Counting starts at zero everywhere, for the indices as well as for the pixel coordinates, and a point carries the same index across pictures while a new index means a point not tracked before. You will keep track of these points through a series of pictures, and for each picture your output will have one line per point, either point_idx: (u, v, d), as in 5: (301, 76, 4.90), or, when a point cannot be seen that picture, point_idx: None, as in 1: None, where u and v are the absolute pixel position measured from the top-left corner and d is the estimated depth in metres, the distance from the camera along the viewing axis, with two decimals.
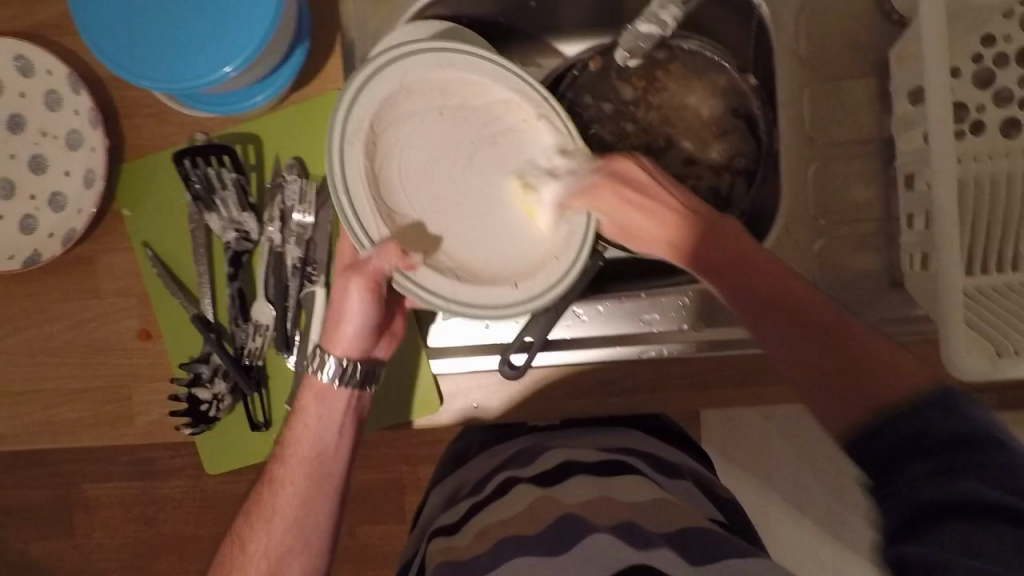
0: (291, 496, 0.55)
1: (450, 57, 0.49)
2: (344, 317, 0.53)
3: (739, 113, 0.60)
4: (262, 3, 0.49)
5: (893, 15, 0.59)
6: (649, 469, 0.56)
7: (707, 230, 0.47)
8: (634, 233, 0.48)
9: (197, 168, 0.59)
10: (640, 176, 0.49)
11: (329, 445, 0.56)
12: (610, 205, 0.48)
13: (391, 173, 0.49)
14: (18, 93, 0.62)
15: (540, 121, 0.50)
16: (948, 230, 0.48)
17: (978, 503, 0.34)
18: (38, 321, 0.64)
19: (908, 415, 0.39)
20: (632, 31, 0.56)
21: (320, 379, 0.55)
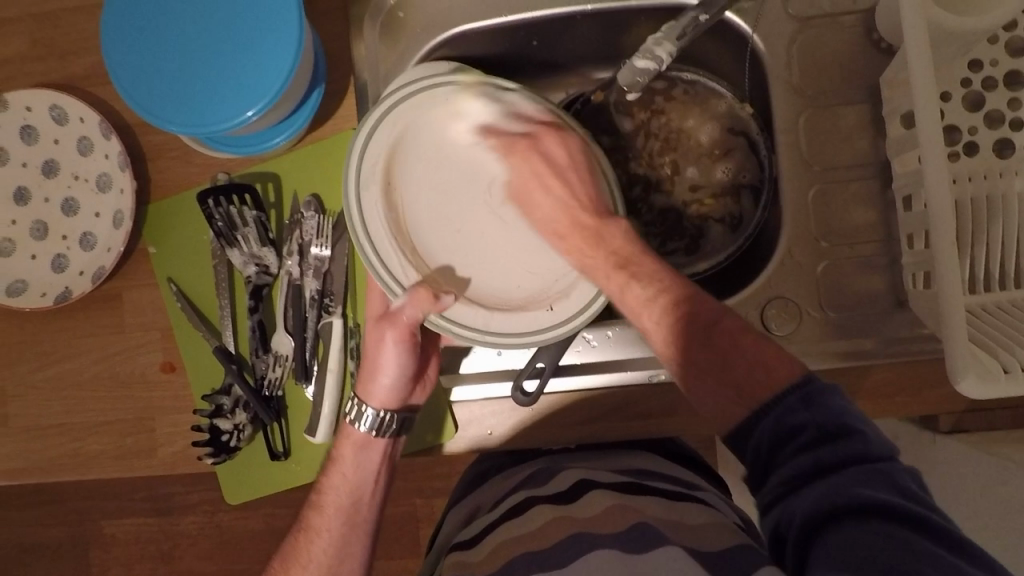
0: (326, 544, 0.56)
1: (463, 89, 0.55)
2: (379, 368, 0.57)
3: (736, 132, 0.67)
4: (281, 49, 0.52)
5: (882, 44, 0.61)
6: (666, 481, 0.57)
7: (593, 233, 0.54)
8: (529, 199, 0.58)
9: (220, 207, 0.62)
10: (550, 144, 0.56)
11: (365, 493, 0.58)
12: (518, 152, 0.57)
13: (410, 205, 0.56)
14: (53, 140, 0.66)
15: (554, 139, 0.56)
16: (946, 248, 0.49)
17: (857, 498, 0.38)
18: (66, 357, 0.67)
19: (778, 399, 0.44)
20: (629, 67, 0.61)
21: (359, 430, 0.57)
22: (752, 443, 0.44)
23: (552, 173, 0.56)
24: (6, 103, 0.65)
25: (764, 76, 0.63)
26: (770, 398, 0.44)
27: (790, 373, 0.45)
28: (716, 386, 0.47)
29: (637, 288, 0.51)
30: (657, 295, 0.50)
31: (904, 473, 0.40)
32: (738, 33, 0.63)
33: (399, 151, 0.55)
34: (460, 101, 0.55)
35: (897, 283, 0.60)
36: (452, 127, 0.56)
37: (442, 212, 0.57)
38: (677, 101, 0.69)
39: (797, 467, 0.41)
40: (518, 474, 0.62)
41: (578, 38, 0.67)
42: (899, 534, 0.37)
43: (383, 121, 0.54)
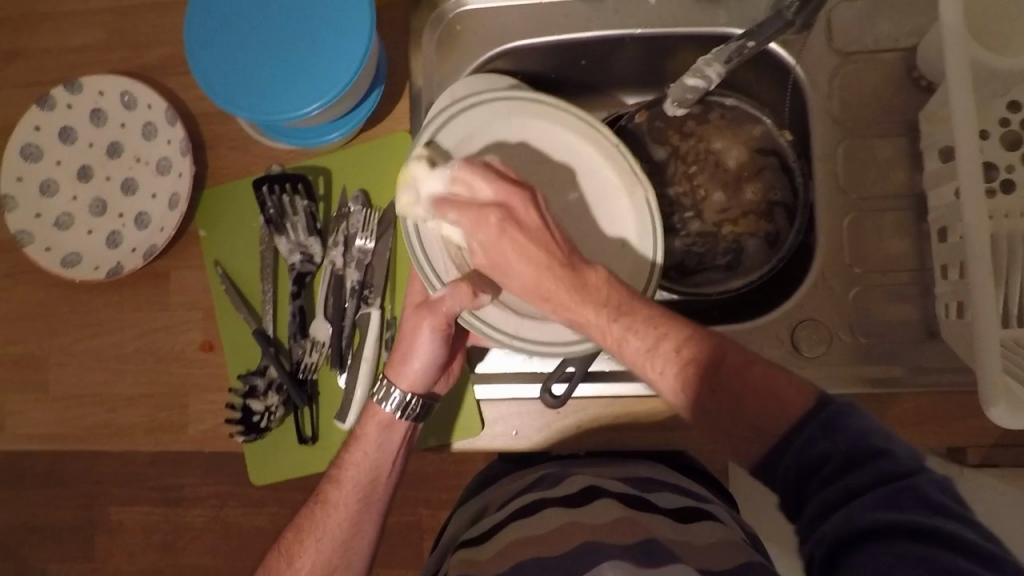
0: (342, 518, 0.58)
1: (536, 108, 0.58)
2: (410, 355, 0.57)
3: (766, 151, 0.69)
4: (351, 49, 0.55)
5: (922, 81, 0.63)
6: (672, 496, 0.57)
7: (577, 281, 0.47)
8: (503, 269, 0.48)
9: (273, 194, 0.65)
10: (529, 218, 0.47)
11: (385, 471, 0.59)
12: (482, 238, 0.48)
13: None
14: (120, 124, 0.70)
15: (608, 164, 0.58)
16: (983, 278, 0.50)
17: (890, 524, 0.36)
18: (110, 330, 0.69)
19: (793, 434, 0.42)
20: (679, 84, 0.63)
21: (382, 409, 0.58)
22: (778, 474, 0.43)
23: (531, 243, 0.47)
24: (81, 86, 0.70)
25: (805, 105, 0.65)
26: (787, 429, 0.43)
27: (805, 401, 0.43)
28: (732, 430, 0.45)
29: (619, 331, 0.47)
30: (660, 343, 0.46)
31: (937, 490, 0.37)
32: (782, 62, 0.65)
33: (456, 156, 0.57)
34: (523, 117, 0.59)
35: (928, 314, 0.61)
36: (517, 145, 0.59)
37: None
38: (711, 126, 0.70)
39: (823, 499, 0.39)
40: (527, 478, 0.64)
41: (625, 61, 0.70)
42: (933, 557, 0.35)
43: (447, 127, 0.57)
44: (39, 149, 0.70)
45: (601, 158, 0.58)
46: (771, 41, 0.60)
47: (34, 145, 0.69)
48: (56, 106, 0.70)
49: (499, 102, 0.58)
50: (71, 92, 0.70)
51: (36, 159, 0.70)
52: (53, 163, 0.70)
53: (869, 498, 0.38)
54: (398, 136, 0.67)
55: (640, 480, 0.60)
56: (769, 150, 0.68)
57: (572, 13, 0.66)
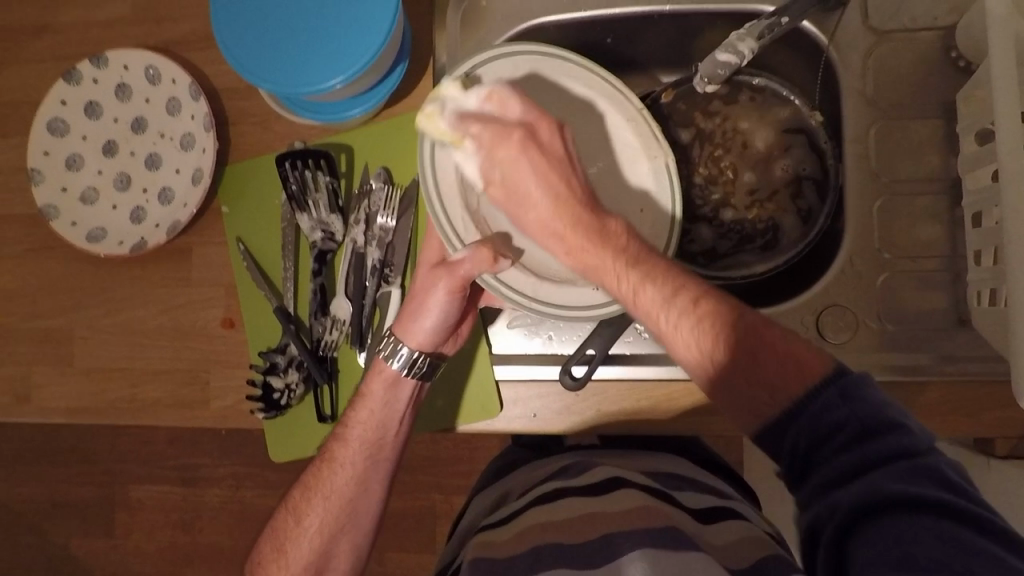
0: (348, 475, 0.58)
1: (563, 64, 0.55)
2: (423, 312, 0.57)
3: (794, 130, 0.68)
4: (376, 24, 0.55)
5: (960, 61, 0.60)
6: (697, 495, 0.57)
7: (598, 228, 0.47)
8: (522, 201, 0.49)
9: (296, 170, 0.65)
10: (552, 141, 0.49)
11: (389, 430, 0.59)
12: (505, 157, 0.49)
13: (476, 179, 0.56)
14: (145, 100, 0.70)
15: (627, 123, 0.56)
16: (1021, 262, 0.48)
17: (908, 497, 0.37)
18: (133, 305, 0.70)
19: (812, 397, 0.42)
20: (712, 59, 0.61)
21: (389, 366, 0.58)
22: (788, 440, 0.43)
23: (543, 164, 0.48)
24: (107, 61, 0.70)
25: (837, 85, 0.64)
26: (802, 393, 0.43)
27: (825, 366, 0.43)
28: (747, 392, 0.45)
29: (621, 271, 0.47)
30: (680, 295, 0.46)
31: (947, 466, 0.38)
32: (814, 42, 0.64)
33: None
34: (542, 73, 0.56)
35: (959, 302, 0.59)
36: (539, 101, 0.56)
37: None
38: (742, 107, 0.70)
39: (839, 467, 0.39)
40: (549, 468, 0.63)
41: (651, 39, 0.69)
42: (946, 530, 0.36)
43: (458, 95, 0.54)
44: (65, 124, 0.70)
45: (624, 121, 0.56)
46: (802, 18, 0.59)
47: (61, 119, 0.70)
48: (82, 81, 0.70)
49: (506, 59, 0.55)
50: (97, 67, 0.70)
51: (63, 133, 0.70)
52: (79, 138, 0.71)
53: (886, 470, 0.38)
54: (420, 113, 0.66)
55: (664, 475, 0.59)
56: (797, 127, 0.68)
57: None
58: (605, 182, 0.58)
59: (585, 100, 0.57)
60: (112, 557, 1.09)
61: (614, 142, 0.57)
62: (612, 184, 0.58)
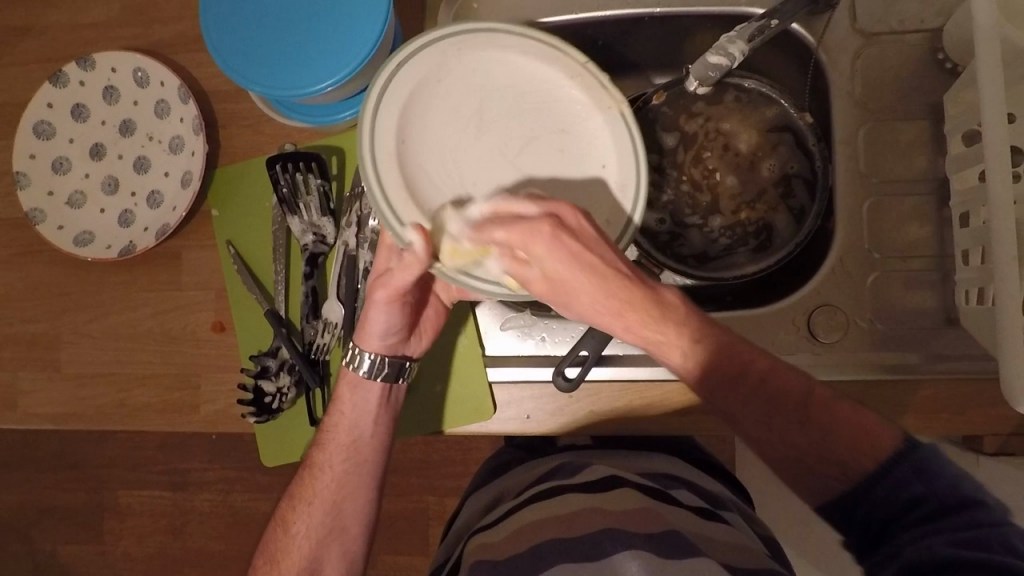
0: (329, 479, 0.58)
1: (492, 38, 0.53)
2: (370, 318, 0.57)
3: (780, 128, 0.68)
4: (366, 27, 0.54)
5: (948, 63, 0.61)
6: (687, 492, 0.57)
7: (655, 298, 0.47)
8: (571, 291, 0.45)
9: (287, 173, 0.64)
10: (583, 226, 0.44)
11: (365, 432, 0.59)
12: (543, 255, 0.44)
13: (421, 164, 0.52)
14: (133, 102, 0.70)
15: (574, 80, 0.53)
16: (1009, 262, 0.49)
17: (969, 561, 0.37)
18: (122, 309, 0.69)
19: (884, 469, 0.43)
20: (701, 62, 0.62)
21: (351, 371, 0.59)
22: (860, 513, 0.44)
23: (576, 257, 0.44)
24: (94, 63, 0.69)
25: (827, 87, 0.64)
26: (873, 469, 0.44)
27: (894, 440, 0.45)
28: (819, 469, 0.47)
29: (677, 340, 0.48)
30: (709, 338, 0.49)
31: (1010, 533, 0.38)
32: (804, 45, 0.64)
33: (415, 104, 0.52)
34: (472, 49, 0.53)
35: (948, 301, 0.60)
36: (477, 79, 0.54)
37: (451, 162, 0.52)
38: (728, 109, 0.70)
39: (908, 540, 0.40)
40: (543, 468, 0.63)
41: (643, 42, 0.69)
42: None
43: (391, 84, 0.52)
44: (51, 127, 0.70)
45: (568, 77, 0.53)
46: (791, 22, 0.60)
47: (47, 122, 0.69)
48: (69, 83, 0.69)
49: (437, 45, 0.53)
50: (84, 69, 0.69)
51: (49, 136, 0.70)
52: (66, 141, 0.70)
53: (951, 539, 0.38)
54: None
55: (658, 474, 0.59)
56: (781, 125, 0.68)
57: None
58: (565, 147, 0.53)
59: (523, 67, 0.54)
60: (99, 565, 1.07)
61: (564, 103, 0.54)
62: (572, 147, 0.53)
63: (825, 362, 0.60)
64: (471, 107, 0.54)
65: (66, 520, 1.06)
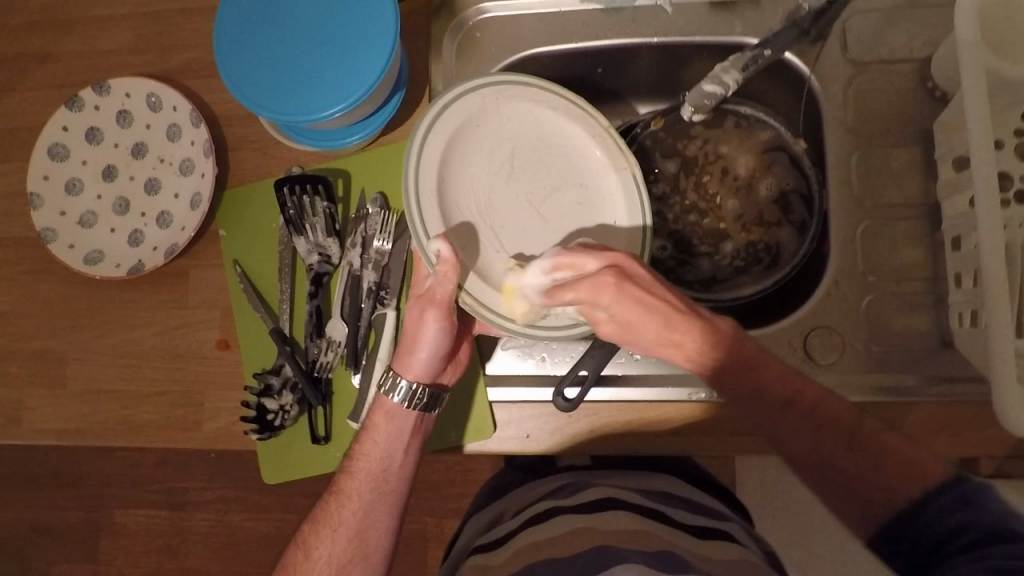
0: (356, 507, 0.57)
1: (526, 92, 0.58)
2: (416, 344, 0.57)
3: (774, 147, 0.70)
4: (374, 57, 0.56)
5: (937, 92, 0.63)
6: (686, 512, 0.57)
7: (706, 333, 0.49)
8: (635, 332, 0.48)
9: (294, 195, 0.66)
10: (640, 272, 0.49)
11: (395, 462, 0.58)
12: (611, 305, 0.47)
13: (455, 199, 0.56)
14: (145, 126, 0.72)
15: (594, 140, 0.58)
16: (997, 287, 0.50)
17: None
18: (128, 327, 0.70)
19: (938, 496, 0.43)
20: (697, 90, 0.64)
21: (391, 400, 0.58)
22: (908, 543, 0.44)
23: (642, 304, 0.47)
24: (109, 88, 0.71)
25: (820, 113, 0.66)
26: (921, 496, 0.44)
27: (944, 472, 0.45)
28: (865, 497, 0.47)
29: (705, 372, 0.51)
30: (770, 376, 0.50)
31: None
32: (798, 73, 0.66)
33: (455, 144, 0.56)
34: (508, 100, 0.58)
35: (942, 323, 0.61)
36: (510, 128, 0.58)
37: (483, 203, 0.57)
38: (726, 133, 0.71)
39: (954, 566, 0.40)
40: (545, 487, 0.64)
41: (641, 70, 0.71)
42: None
43: (436, 124, 0.55)
44: (66, 148, 0.72)
45: (590, 137, 0.58)
46: (784, 51, 0.62)
47: (61, 144, 0.72)
48: (84, 107, 0.72)
49: (482, 91, 0.57)
50: (99, 94, 0.72)
51: (63, 158, 0.72)
52: (79, 162, 0.72)
53: (993, 566, 0.38)
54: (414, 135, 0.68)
55: (657, 494, 0.60)
56: (776, 146, 0.70)
57: (589, 22, 0.68)
58: (582, 200, 0.59)
59: (552, 122, 0.59)
60: None
61: (583, 160, 0.59)
62: (586, 199, 0.59)
63: (822, 384, 0.60)
64: (503, 154, 0.58)
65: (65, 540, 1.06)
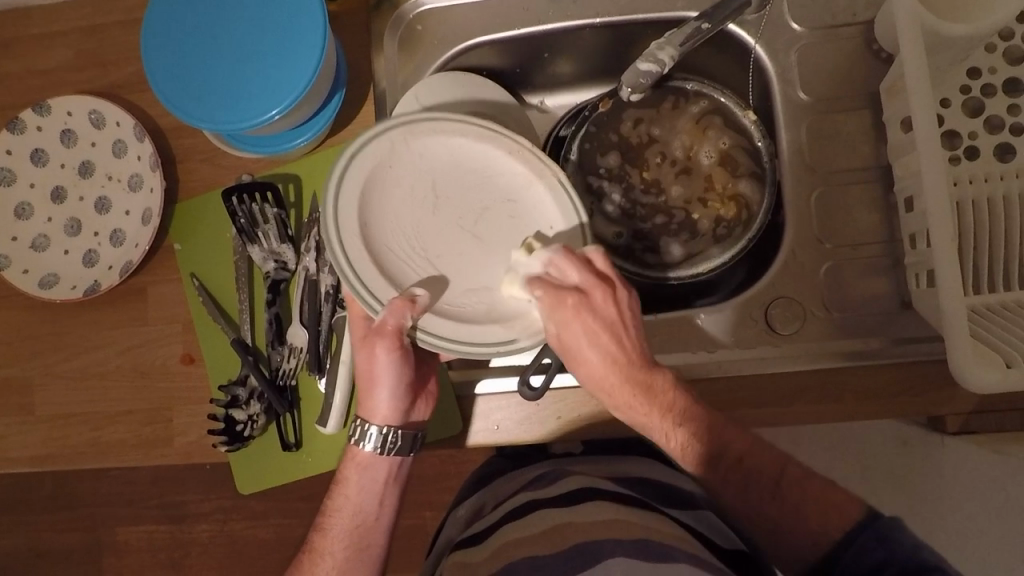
0: (329, 567, 0.57)
1: (434, 123, 0.54)
2: (374, 383, 0.56)
3: (719, 112, 0.69)
4: (306, 54, 0.55)
5: (882, 54, 0.63)
6: (662, 499, 0.58)
7: (645, 387, 0.48)
8: (574, 356, 0.48)
9: (243, 204, 0.65)
10: (605, 306, 0.47)
11: (370, 516, 0.58)
12: (563, 322, 0.47)
13: (385, 246, 0.52)
14: (91, 143, 0.71)
15: (511, 155, 0.54)
16: (946, 250, 0.50)
17: None
18: (92, 348, 0.69)
19: (850, 538, 0.46)
20: (633, 69, 0.63)
21: (361, 449, 0.57)
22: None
23: (608, 332, 0.47)
24: (50, 108, 0.70)
25: (767, 83, 0.66)
26: (841, 537, 0.46)
27: (851, 518, 0.47)
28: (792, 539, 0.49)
29: (655, 420, 0.49)
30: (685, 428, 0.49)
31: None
32: (742, 45, 0.65)
33: (373, 190, 0.52)
34: (412, 133, 0.54)
35: (900, 284, 0.61)
36: (424, 162, 0.54)
37: (415, 241, 0.53)
38: (663, 113, 0.71)
39: None
40: (526, 477, 0.64)
41: (591, 52, 0.70)
42: None
43: (348, 176, 0.51)
44: (11, 172, 0.70)
45: (508, 154, 0.54)
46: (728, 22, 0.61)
47: (5, 168, 0.70)
48: (26, 129, 0.70)
49: (389, 131, 0.53)
50: (40, 114, 0.70)
51: (9, 182, 0.70)
52: (27, 185, 0.71)
53: None
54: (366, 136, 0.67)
55: (636, 481, 0.60)
56: (712, 111, 0.70)
57: (531, 6, 0.67)
58: (516, 215, 0.54)
59: (466, 148, 0.55)
60: None
61: (507, 177, 0.55)
62: (520, 216, 0.54)
63: (787, 354, 0.60)
64: (424, 188, 0.54)
65: (63, 564, 1.04)
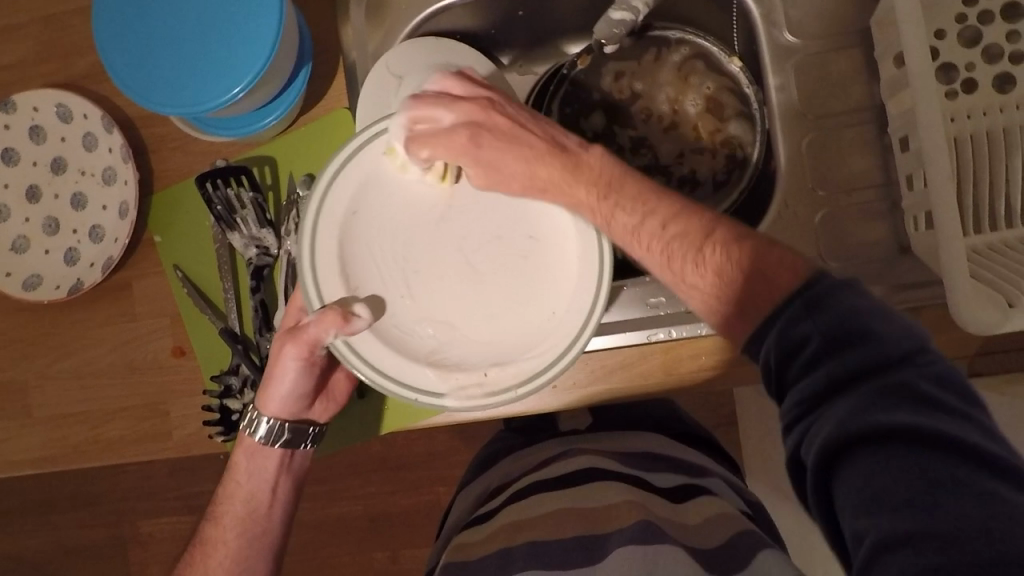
0: (223, 556, 0.59)
1: None
2: (274, 381, 0.56)
3: (706, 58, 0.67)
4: (264, 25, 0.53)
5: None
6: (666, 473, 0.57)
7: (574, 165, 0.50)
8: (501, 173, 0.51)
9: (218, 190, 0.63)
10: (495, 120, 0.51)
11: (262, 503, 0.60)
12: (472, 153, 0.51)
13: (368, 242, 0.54)
14: (61, 139, 0.69)
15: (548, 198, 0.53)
16: (944, 189, 0.48)
17: (900, 429, 0.33)
18: (83, 347, 0.69)
19: (783, 309, 0.39)
20: (606, 19, 0.63)
21: (251, 439, 0.59)
22: (763, 354, 0.40)
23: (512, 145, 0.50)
24: (16, 105, 0.68)
25: (752, 26, 0.62)
26: (782, 299, 0.39)
27: (796, 278, 0.40)
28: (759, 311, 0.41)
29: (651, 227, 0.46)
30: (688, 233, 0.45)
31: (931, 378, 0.34)
32: None
33: (376, 183, 0.54)
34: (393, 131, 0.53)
35: (899, 227, 0.59)
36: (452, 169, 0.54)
37: (402, 243, 0.54)
38: (645, 65, 0.69)
39: (813, 382, 0.36)
40: (530, 458, 0.64)
41: (567, 6, 0.67)
42: (921, 461, 0.32)
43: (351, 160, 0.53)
44: None
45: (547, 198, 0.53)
46: None
47: None
48: None
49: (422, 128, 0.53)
50: (6, 112, 0.68)
51: None
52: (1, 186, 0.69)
53: (875, 393, 0.34)
54: (340, 114, 0.65)
55: (639, 455, 0.60)
56: (694, 56, 0.67)
57: None
58: (526, 254, 0.54)
59: None
60: None
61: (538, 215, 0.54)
62: (526, 257, 0.54)
63: None
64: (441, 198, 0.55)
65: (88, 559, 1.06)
